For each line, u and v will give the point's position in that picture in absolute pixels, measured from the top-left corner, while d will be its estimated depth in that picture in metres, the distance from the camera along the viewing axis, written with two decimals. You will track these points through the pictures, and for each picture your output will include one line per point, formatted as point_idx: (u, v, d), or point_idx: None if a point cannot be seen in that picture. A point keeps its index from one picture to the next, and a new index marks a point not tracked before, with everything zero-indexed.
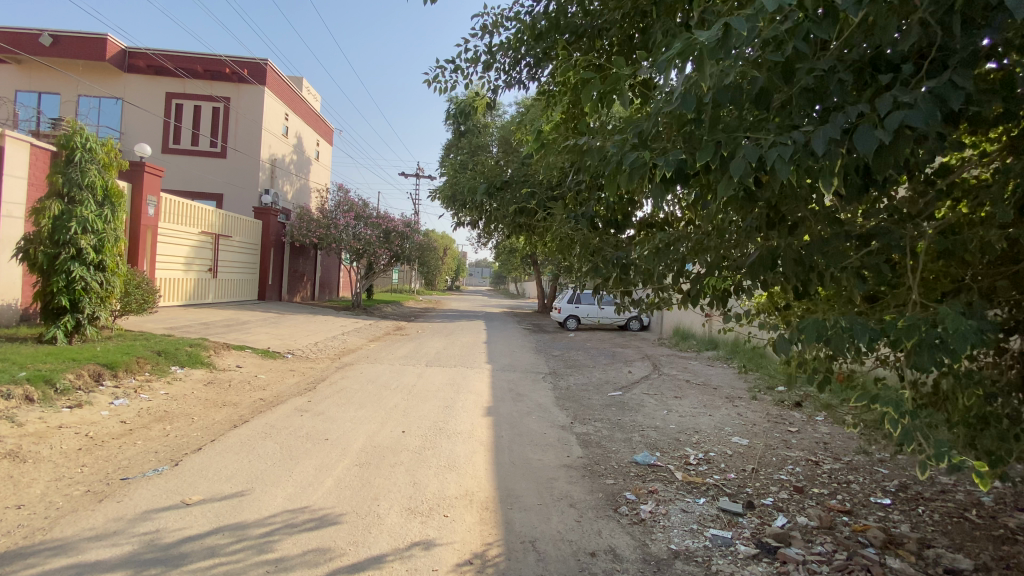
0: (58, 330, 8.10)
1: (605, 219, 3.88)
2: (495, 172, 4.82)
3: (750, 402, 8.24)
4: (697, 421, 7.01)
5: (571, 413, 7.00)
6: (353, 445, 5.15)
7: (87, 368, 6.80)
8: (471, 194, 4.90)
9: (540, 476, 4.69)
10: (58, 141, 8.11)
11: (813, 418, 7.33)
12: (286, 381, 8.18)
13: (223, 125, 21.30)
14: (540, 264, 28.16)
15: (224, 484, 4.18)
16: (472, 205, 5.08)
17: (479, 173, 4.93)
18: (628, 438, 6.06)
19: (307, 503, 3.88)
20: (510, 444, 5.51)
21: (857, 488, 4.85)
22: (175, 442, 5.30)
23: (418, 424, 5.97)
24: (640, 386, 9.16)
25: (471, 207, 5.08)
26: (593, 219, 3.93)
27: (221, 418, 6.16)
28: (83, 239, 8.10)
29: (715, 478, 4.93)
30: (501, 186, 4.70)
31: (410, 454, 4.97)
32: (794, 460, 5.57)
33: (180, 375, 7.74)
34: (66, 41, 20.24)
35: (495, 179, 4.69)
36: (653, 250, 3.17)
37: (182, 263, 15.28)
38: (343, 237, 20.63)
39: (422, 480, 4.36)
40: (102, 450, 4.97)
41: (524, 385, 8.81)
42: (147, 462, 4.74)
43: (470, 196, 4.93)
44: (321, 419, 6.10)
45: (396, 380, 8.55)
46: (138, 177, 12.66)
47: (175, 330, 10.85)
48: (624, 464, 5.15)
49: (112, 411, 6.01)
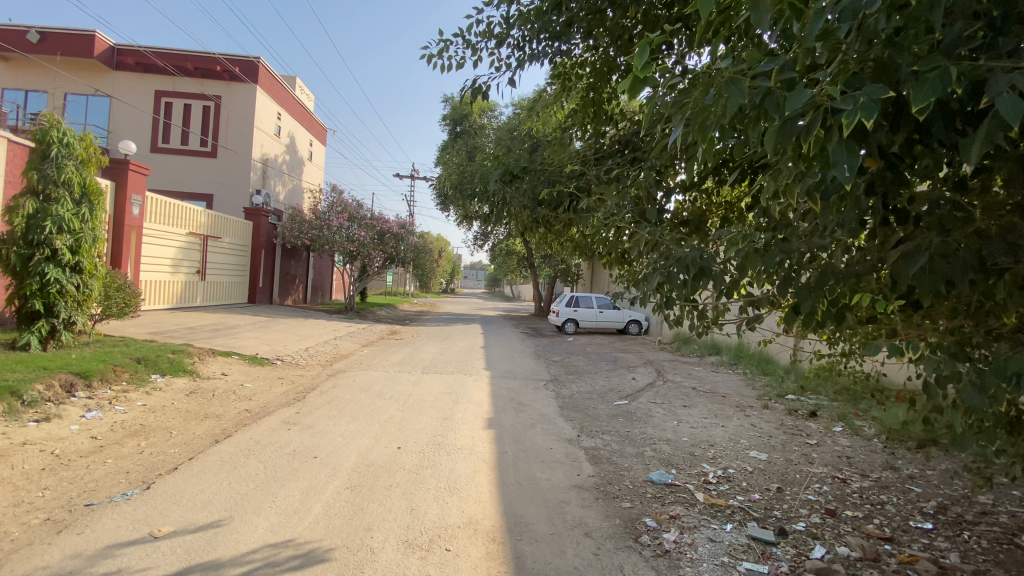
0: (32, 336, 7.56)
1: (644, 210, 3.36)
2: (506, 159, 4.38)
3: (762, 411, 7.86)
4: (710, 433, 6.63)
5: (577, 425, 6.60)
6: (344, 465, 4.73)
7: (58, 378, 6.32)
8: (478, 184, 4.40)
9: (550, 498, 4.28)
10: (33, 135, 7.64)
11: (830, 428, 6.96)
12: (274, 391, 7.74)
13: (213, 124, 20.77)
14: (536, 266, 27.76)
15: (200, 511, 3.75)
16: (477, 197, 4.60)
17: (491, 158, 4.44)
18: (640, 453, 5.66)
19: (292, 536, 3.45)
20: (515, 461, 5.11)
21: (893, 511, 4.51)
22: (150, 460, 4.85)
23: (415, 440, 5.54)
24: (646, 394, 8.75)
25: (477, 196, 4.53)
26: (635, 209, 3.31)
27: (202, 432, 5.70)
28: (59, 239, 7.62)
29: (739, 499, 4.54)
30: (518, 173, 4.27)
31: (407, 474, 4.55)
32: (819, 478, 5.20)
33: (161, 385, 7.26)
34: (52, 37, 19.68)
35: (513, 166, 4.24)
36: (746, 250, 2.35)
37: (169, 264, 14.75)
38: (337, 238, 20.15)
39: (421, 506, 3.94)
40: (68, 471, 4.51)
41: (526, 393, 8.39)
42: (116, 485, 4.28)
43: (479, 184, 4.40)
44: (310, 434, 5.66)
45: (390, 389, 8.13)
46: (122, 175, 12.16)
47: (159, 335, 10.36)
48: (639, 483, 4.76)
49: (82, 425, 5.54)
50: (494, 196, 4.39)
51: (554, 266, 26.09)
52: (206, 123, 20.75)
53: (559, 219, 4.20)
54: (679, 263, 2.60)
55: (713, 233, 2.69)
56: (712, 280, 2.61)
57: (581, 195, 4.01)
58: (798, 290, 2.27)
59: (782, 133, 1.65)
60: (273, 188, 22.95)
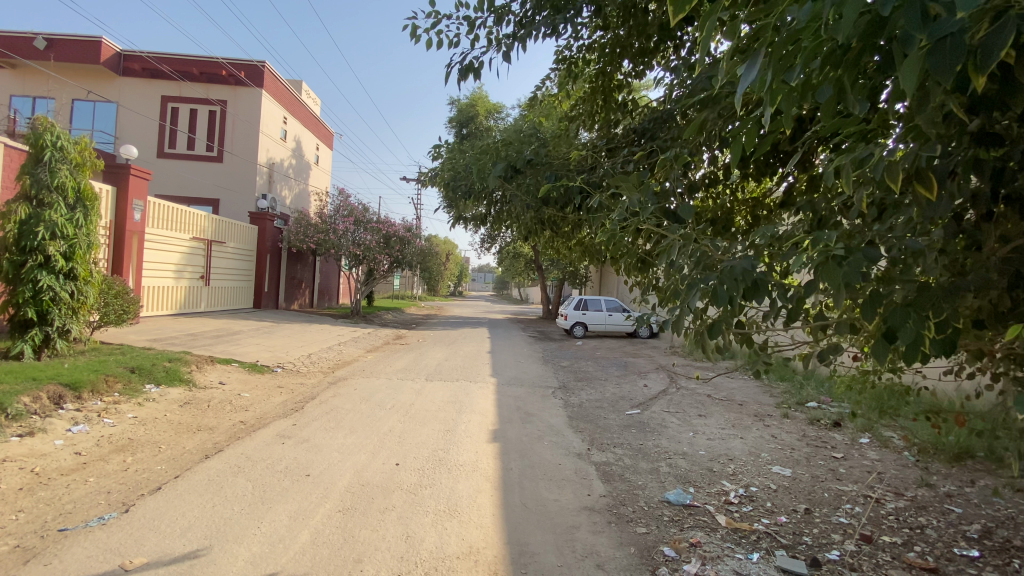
0: (25, 345, 7.34)
1: (665, 211, 2.94)
2: (507, 151, 3.99)
3: (782, 420, 7.46)
4: (728, 445, 6.25)
5: (586, 437, 6.26)
6: (338, 484, 4.43)
7: (46, 390, 6.07)
8: (475, 180, 4.05)
9: (558, 523, 3.94)
10: (27, 139, 7.44)
11: (856, 440, 6.55)
12: (272, 401, 7.47)
13: (220, 129, 20.70)
14: (545, 270, 27.42)
15: (177, 540, 3.45)
16: (474, 192, 4.22)
17: (491, 147, 4.04)
18: (654, 468, 5.30)
19: (274, 569, 3.16)
20: (520, 478, 4.77)
21: (933, 536, 4.12)
22: (134, 478, 4.57)
23: (415, 455, 5.23)
24: (659, 403, 8.37)
25: (473, 194, 4.18)
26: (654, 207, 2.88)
27: (192, 446, 5.43)
28: (52, 246, 7.40)
29: (765, 523, 4.17)
30: (522, 167, 3.88)
31: (405, 495, 4.24)
32: (850, 498, 4.82)
33: (154, 396, 7.00)
34: (59, 44, 19.65)
35: (517, 159, 3.85)
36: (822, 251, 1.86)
37: (172, 270, 14.58)
38: (342, 242, 19.93)
39: (417, 532, 3.63)
40: (46, 492, 4.24)
41: (533, 402, 8.06)
42: (94, 508, 3.99)
43: (477, 179, 4.01)
44: (305, 449, 5.37)
45: (392, 398, 7.82)
46: (123, 180, 12.00)
47: (158, 343, 10.14)
48: (654, 504, 4.40)
49: (68, 440, 5.27)
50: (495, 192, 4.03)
51: (563, 269, 25.74)
52: (213, 128, 20.70)
53: (566, 220, 3.88)
54: (728, 276, 2.11)
55: (761, 238, 2.22)
56: (769, 296, 2.12)
57: (589, 192, 3.66)
58: (892, 311, 1.79)
59: (933, 60, 1.19)
60: (279, 192, 22.84)
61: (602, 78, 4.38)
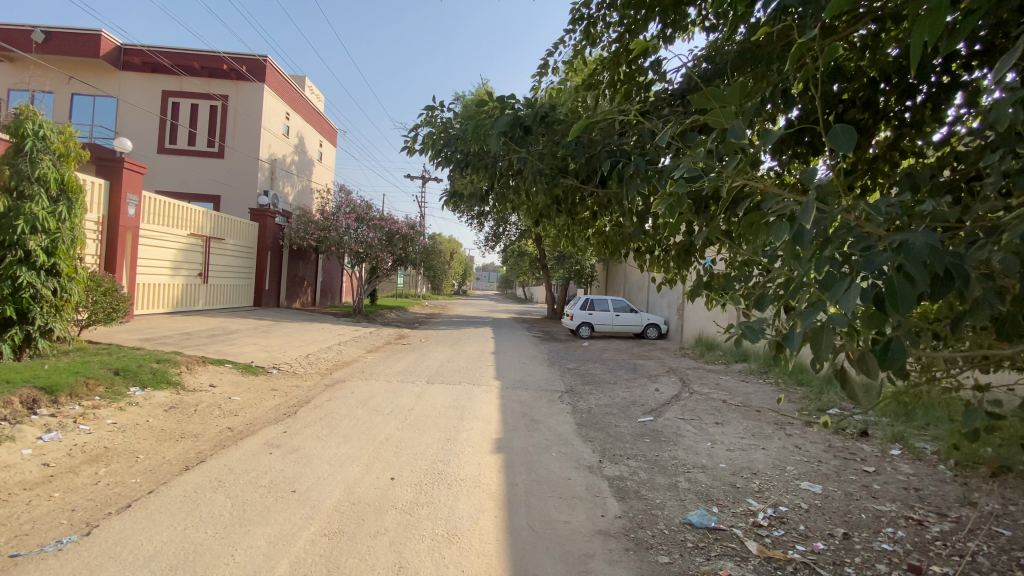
0: (3, 345, 6.94)
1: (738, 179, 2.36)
2: (513, 108, 3.53)
3: (805, 429, 6.98)
4: (750, 457, 5.79)
5: (597, 448, 5.83)
6: (325, 502, 4.02)
7: (19, 394, 5.69)
8: (475, 143, 3.61)
9: (570, 550, 3.51)
10: (6, 127, 7.05)
11: (887, 452, 6.07)
12: (265, 405, 7.07)
13: (222, 124, 20.37)
14: (550, 269, 26.90)
15: (140, 570, 3.05)
16: (474, 163, 3.75)
17: (492, 101, 3.56)
18: (672, 485, 4.85)
19: None
20: (527, 496, 4.35)
21: (988, 565, 3.67)
22: (104, 493, 4.17)
23: (413, 468, 4.82)
24: (672, 409, 7.90)
25: (472, 166, 3.73)
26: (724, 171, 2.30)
27: (172, 456, 5.03)
28: (32, 240, 7.00)
29: (800, 551, 3.72)
30: (535, 126, 3.45)
31: (399, 516, 3.83)
32: (891, 520, 4.36)
33: (138, 400, 6.58)
34: (57, 36, 19.33)
35: (526, 116, 3.41)
36: None
37: (168, 266, 14.22)
38: (343, 239, 19.44)
39: (411, 562, 3.22)
40: (2, 510, 3.83)
41: (540, 407, 7.62)
42: (53, 528, 3.59)
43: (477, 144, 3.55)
44: (294, 460, 4.95)
45: (391, 402, 7.41)
46: (116, 173, 11.65)
47: (150, 342, 9.75)
48: (675, 528, 3.97)
49: (37, 450, 4.87)
50: (504, 159, 3.58)
51: (568, 269, 25.36)
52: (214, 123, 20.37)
53: (590, 188, 3.47)
54: (908, 259, 1.55)
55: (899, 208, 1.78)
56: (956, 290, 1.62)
57: (622, 157, 3.20)
58: None
59: None
60: (281, 188, 22.47)
61: (624, 37, 4.04)
